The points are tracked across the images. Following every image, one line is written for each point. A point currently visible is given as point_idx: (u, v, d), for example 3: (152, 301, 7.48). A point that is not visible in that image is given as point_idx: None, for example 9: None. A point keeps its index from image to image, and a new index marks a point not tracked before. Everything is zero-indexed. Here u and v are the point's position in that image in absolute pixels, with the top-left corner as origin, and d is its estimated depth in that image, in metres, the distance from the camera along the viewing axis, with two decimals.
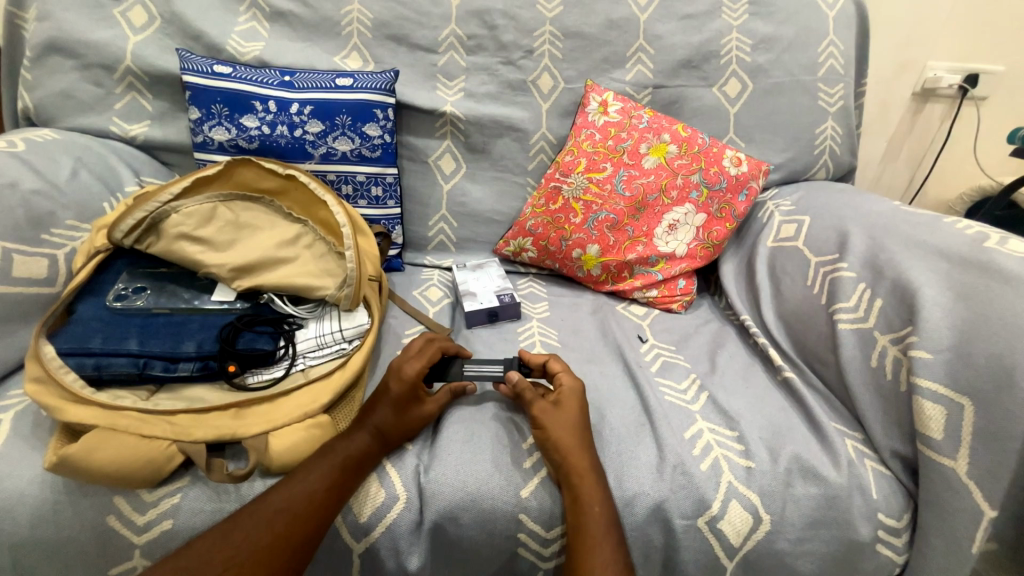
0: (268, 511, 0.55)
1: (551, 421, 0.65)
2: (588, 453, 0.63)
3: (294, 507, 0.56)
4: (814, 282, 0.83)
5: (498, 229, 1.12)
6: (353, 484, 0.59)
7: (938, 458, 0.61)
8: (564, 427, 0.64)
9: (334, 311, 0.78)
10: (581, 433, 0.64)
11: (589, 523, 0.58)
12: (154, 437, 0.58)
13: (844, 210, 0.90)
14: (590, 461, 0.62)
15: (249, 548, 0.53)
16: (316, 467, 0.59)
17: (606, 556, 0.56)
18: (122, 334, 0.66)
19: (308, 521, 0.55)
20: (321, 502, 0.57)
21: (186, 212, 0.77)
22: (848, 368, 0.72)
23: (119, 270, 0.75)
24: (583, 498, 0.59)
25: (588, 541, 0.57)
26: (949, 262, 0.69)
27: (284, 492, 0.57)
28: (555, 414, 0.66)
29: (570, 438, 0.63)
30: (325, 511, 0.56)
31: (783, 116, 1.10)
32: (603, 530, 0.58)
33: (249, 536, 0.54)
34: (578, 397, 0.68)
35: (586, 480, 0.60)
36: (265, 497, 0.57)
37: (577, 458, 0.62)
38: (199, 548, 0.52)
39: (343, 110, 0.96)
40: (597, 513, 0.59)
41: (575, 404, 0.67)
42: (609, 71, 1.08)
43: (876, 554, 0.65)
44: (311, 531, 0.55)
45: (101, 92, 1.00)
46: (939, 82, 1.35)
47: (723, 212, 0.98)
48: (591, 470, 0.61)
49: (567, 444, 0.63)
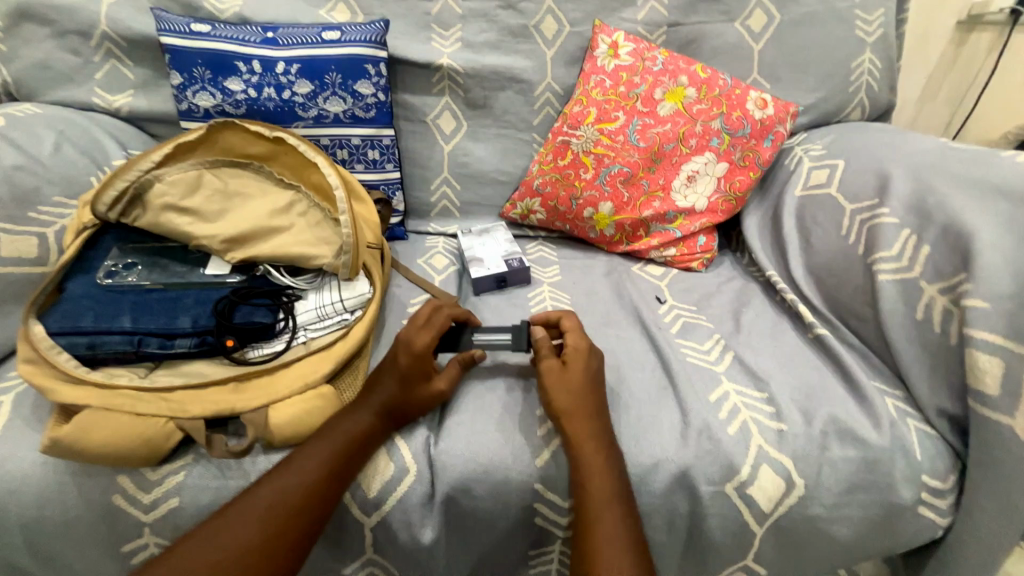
0: (260, 505, 0.52)
1: (554, 381, 0.61)
2: (589, 416, 0.59)
3: (289, 499, 0.53)
4: (849, 231, 0.76)
5: (504, 191, 1.06)
6: (352, 470, 0.57)
7: (993, 415, 0.56)
8: (563, 389, 0.61)
9: (334, 280, 0.74)
10: (588, 399, 0.60)
11: (594, 493, 0.54)
12: (150, 415, 0.56)
13: (883, 150, 0.81)
14: (596, 429, 0.58)
15: (237, 546, 0.50)
16: (313, 452, 0.56)
17: (612, 526, 0.53)
18: (115, 311, 0.64)
19: (306, 512, 0.53)
20: (319, 490, 0.54)
21: (170, 181, 0.72)
22: (888, 322, 0.66)
23: (108, 246, 0.72)
24: (586, 469, 0.56)
25: (592, 510, 0.54)
26: (1009, 200, 0.62)
27: (278, 481, 0.54)
28: (557, 376, 0.62)
29: (571, 403, 0.60)
30: (323, 500, 0.54)
31: (814, 50, 0.99)
32: (608, 501, 0.54)
33: (238, 531, 0.51)
34: (585, 356, 0.63)
35: (587, 446, 0.57)
36: (256, 488, 0.54)
37: (576, 426, 0.58)
38: (188, 549, 0.49)
39: (332, 67, 0.89)
40: (600, 483, 0.55)
41: (580, 366, 0.62)
42: (619, 10, 0.98)
43: (918, 517, 0.62)
44: (308, 523, 0.53)
45: (79, 61, 0.95)
46: (988, 6, 1.20)
47: (747, 160, 0.90)
48: (595, 439, 0.57)
49: (567, 409, 0.59)
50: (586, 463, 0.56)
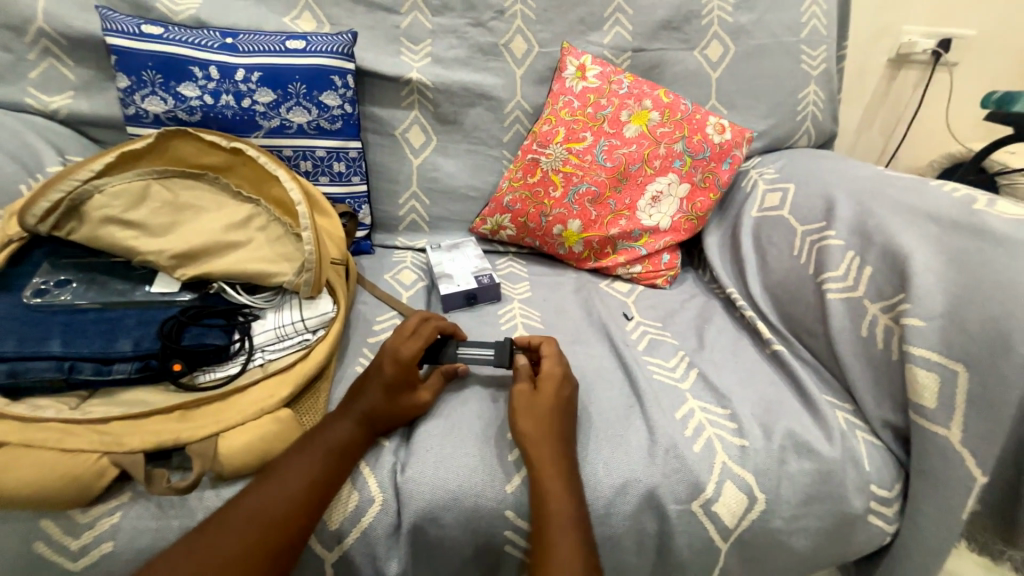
0: (239, 518, 0.50)
1: (523, 405, 0.62)
2: (555, 442, 0.59)
3: (271, 513, 0.51)
4: (801, 251, 0.80)
5: (474, 206, 1.05)
6: (335, 483, 0.55)
7: (931, 427, 0.60)
8: (530, 413, 0.61)
9: (295, 299, 0.71)
10: (556, 424, 0.60)
11: (552, 518, 0.54)
12: (81, 450, 0.51)
13: (829, 176, 0.87)
14: (559, 454, 0.58)
15: (215, 561, 0.47)
16: (295, 465, 0.54)
17: (566, 551, 0.52)
18: (43, 333, 0.58)
19: (289, 526, 0.51)
20: (303, 504, 0.52)
21: (112, 191, 0.67)
22: (837, 339, 0.70)
23: (37, 261, 0.66)
24: (544, 494, 0.55)
25: (547, 537, 0.53)
26: (939, 226, 0.67)
27: (258, 495, 0.52)
28: (528, 400, 0.62)
29: (535, 425, 0.60)
30: (309, 514, 0.52)
31: (765, 80, 1.05)
32: (565, 527, 0.53)
33: (215, 548, 0.48)
34: (558, 382, 0.63)
35: (546, 472, 0.56)
36: (236, 502, 0.52)
37: (536, 450, 0.58)
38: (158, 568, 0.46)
39: (296, 77, 0.86)
40: (560, 509, 0.54)
41: (551, 390, 0.62)
42: (586, 34, 1.01)
43: (868, 525, 0.65)
44: (292, 537, 0.51)
45: (10, 58, 0.87)
46: (913, 48, 1.34)
47: (707, 182, 0.94)
48: (555, 463, 0.57)
49: (531, 433, 0.59)
50: (546, 488, 0.55)
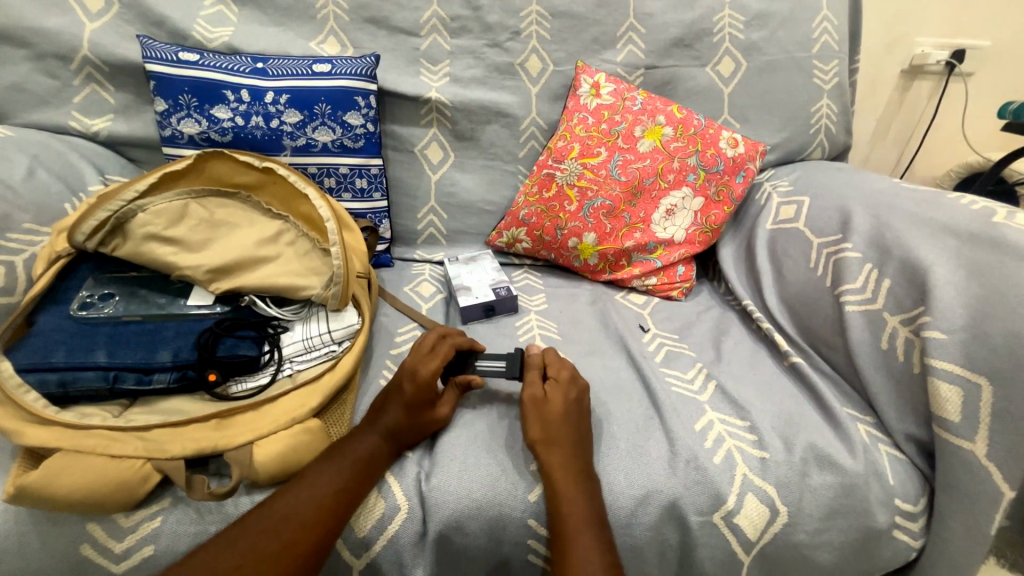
0: (270, 522, 0.53)
1: (533, 412, 0.63)
2: (570, 444, 0.60)
3: (301, 515, 0.53)
4: (817, 264, 0.81)
5: (490, 219, 1.08)
6: (361, 493, 0.57)
7: (957, 441, 0.59)
8: (540, 418, 0.62)
9: (322, 311, 0.73)
10: (565, 429, 0.61)
11: (569, 519, 0.55)
12: (126, 456, 0.53)
13: (844, 189, 0.87)
14: (574, 456, 0.59)
15: (253, 557, 0.50)
16: (325, 471, 0.57)
17: (586, 550, 0.53)
18: (89, 345, 0.62)
19: (316, 530, 0.52)
20: (329, 510, 0.54)
21: (153, 210, 0.71)
22: (856, 352, 0.70)
23: (83, 276, 0.70)
24: (560, 492, 0.57)
25: (566, 536, 0.54)
26: (958, 238, 0.68)
27: (290, 498, 0.54)
28: (537, 406, 0.63)
29: (545, 431, 0.61)
30: (333, 521, 0.53)
31: (778, 94, 1.07)
32: (583, 524, 0.55)
33: (251, 544, 0.51)
34: (563, 387, 0.65)
35: (558, 472, 0.58)
36: (267, 507, 0.54)
37: (549, 454, 0.60)
38: (201, 562, 0.49)
39: (322, 99, 0.90)
40: (577, 507, 0.56)
41: (559, 397, 0.64)
42: (600, 52, 1.04)
43: (893, 540, 0.65)
44: (318, 542, 0.52)
45: (57, 84, 0.92)
46: (927, 59, 1.34)
47: (721, 195, 0.95)
48: (568, 466, 0.58)
49: (542, 437, 0.61)
50: (562, 489, 0.57)
